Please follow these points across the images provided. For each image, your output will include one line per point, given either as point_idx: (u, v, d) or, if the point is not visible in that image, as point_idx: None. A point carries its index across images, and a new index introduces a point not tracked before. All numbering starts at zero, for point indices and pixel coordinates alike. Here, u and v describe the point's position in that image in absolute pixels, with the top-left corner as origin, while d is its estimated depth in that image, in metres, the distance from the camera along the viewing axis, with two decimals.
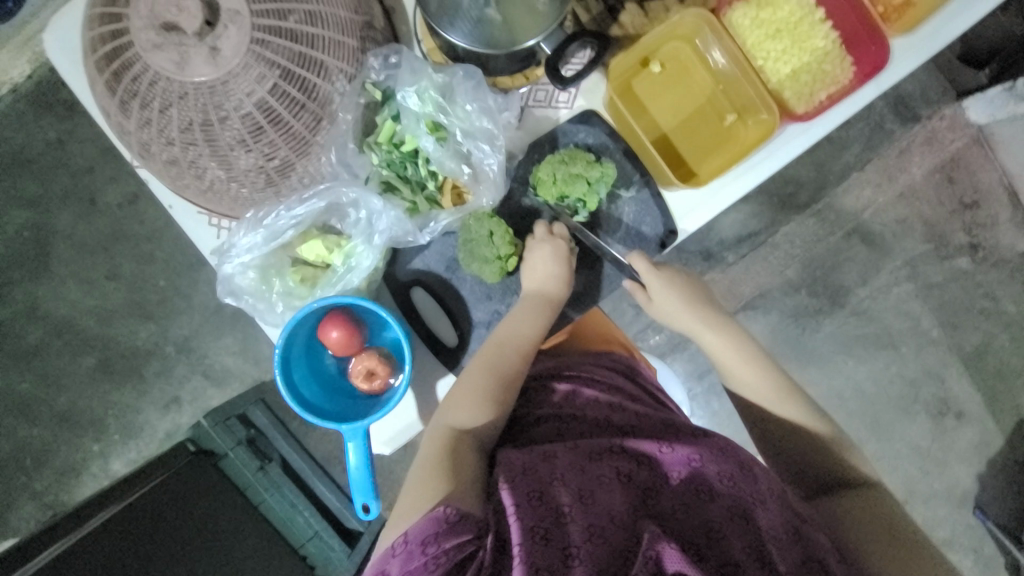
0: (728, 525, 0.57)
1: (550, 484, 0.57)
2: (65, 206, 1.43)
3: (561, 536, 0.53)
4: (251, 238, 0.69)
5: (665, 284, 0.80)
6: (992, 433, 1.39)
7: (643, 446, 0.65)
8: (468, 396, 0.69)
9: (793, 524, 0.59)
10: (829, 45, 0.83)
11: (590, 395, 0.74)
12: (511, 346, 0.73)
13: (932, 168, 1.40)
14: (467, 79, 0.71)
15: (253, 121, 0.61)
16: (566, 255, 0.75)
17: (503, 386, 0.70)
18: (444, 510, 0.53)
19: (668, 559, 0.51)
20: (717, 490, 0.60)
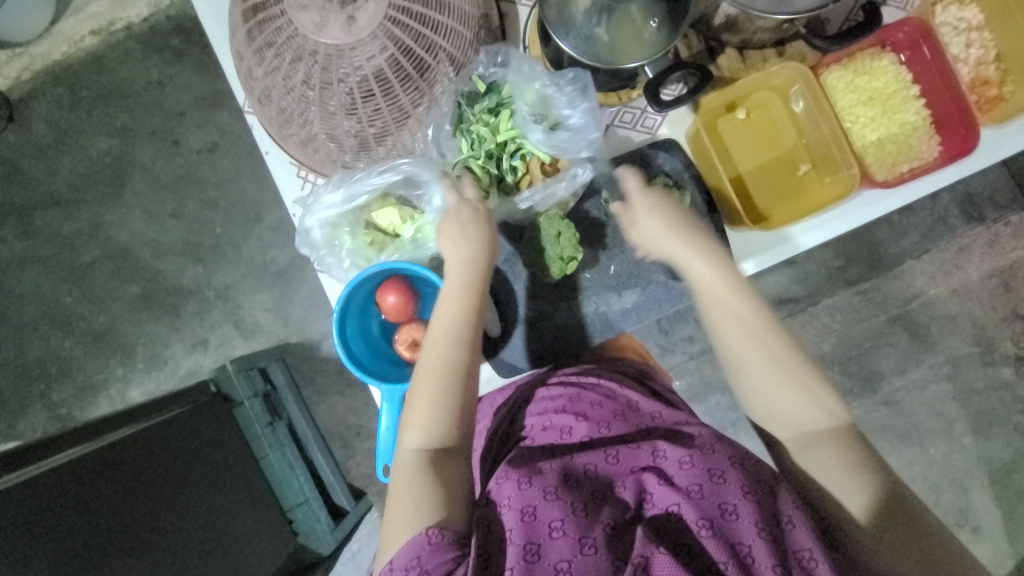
0: (719, 522, 0.53)
1: (543, 499, 0.56)
2: (149, 142, 1.52)
3: (549, 553, 0.52)
4: (332, 197, 0.73)
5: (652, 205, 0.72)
6: (1009, 558, 1.30)
7: (639, 454, 0.62)
8: (420, 414, 0.62)
9: (784, 515, 0.55)
10: (919, 121, 0.85)
11: (592, 399, 0.72)
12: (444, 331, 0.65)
13: (990, 272, 1.37)
14: (570, 85, 0.75)
15: (366, 86, 0.66)
16: (483, 214, 0.69)
17: (451, 379, 0.64)
18: (427, 532, 0.54)
19: (657, 567, 0.49)
20: (707, 486, 0.55)
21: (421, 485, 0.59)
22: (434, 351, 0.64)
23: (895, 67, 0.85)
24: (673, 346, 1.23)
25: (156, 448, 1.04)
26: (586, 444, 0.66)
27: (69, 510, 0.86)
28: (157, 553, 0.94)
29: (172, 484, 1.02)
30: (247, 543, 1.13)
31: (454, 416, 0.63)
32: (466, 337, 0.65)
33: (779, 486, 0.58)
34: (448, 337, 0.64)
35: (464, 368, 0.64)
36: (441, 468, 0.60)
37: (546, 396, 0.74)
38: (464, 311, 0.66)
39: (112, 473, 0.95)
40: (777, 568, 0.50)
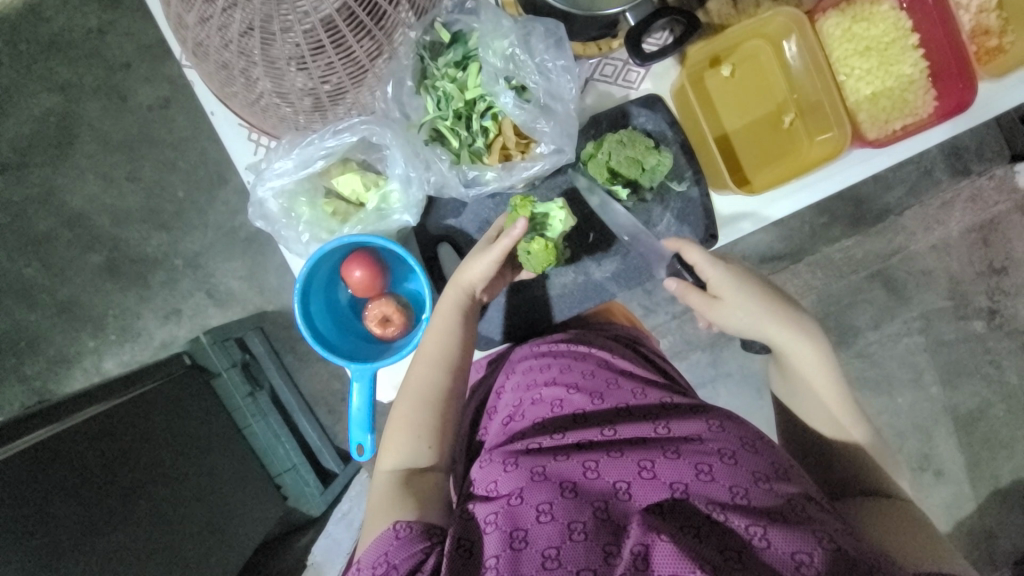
0: (729, 507, 0.52)
1: (530, 481, 0.56)
2: (95, 99, 1.40)
3: (537, 540, 0.51)
4: (283, 164, 0.68)
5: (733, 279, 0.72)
6: (965, 497, 1.38)
7: (638, 429, 0.61)
8: (399, 435, 0.67)
9: (798, 503, 0.54)
10: (916, 74, 0.80)
11: (584, 368, 0.70)
12: (433, 358, 0.68)
13: (971, 227, 1.37)
14: (547, 35, 0.67)
15: (314, 38, 0.58)
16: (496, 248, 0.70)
17: (434, 403, 0.67)
18: (396, 526, 0.55)
19: (656, 556, 0.48)
20: (718, 468, 0.55)
21: (390, 496, 0.62)
22: (415, 377, 0.68)
23: (894, 14, 0.80)
24: (655, 307, 1.22)
25: (141, 421, 1.03)
26: (579, 417, 0.64)
27: (54, 487, 0.85)
28: (148, 525, 0.95)
29: (160, 458, 1.02)
30: (238, 508, 1.14)
31: (432, 434, 0.66)
32: (447, 365, 0.68)
33: (792, 473, 0.59)
34: (436, 366, 0.68)
35: (443, 394, 0.68)
36: (412, 483, 0.63)
37: (534, 368, 0.72)
38: (451, 340, 0.68)
39: (96, 452, 0.93)
40: (798, 556, 0.48)
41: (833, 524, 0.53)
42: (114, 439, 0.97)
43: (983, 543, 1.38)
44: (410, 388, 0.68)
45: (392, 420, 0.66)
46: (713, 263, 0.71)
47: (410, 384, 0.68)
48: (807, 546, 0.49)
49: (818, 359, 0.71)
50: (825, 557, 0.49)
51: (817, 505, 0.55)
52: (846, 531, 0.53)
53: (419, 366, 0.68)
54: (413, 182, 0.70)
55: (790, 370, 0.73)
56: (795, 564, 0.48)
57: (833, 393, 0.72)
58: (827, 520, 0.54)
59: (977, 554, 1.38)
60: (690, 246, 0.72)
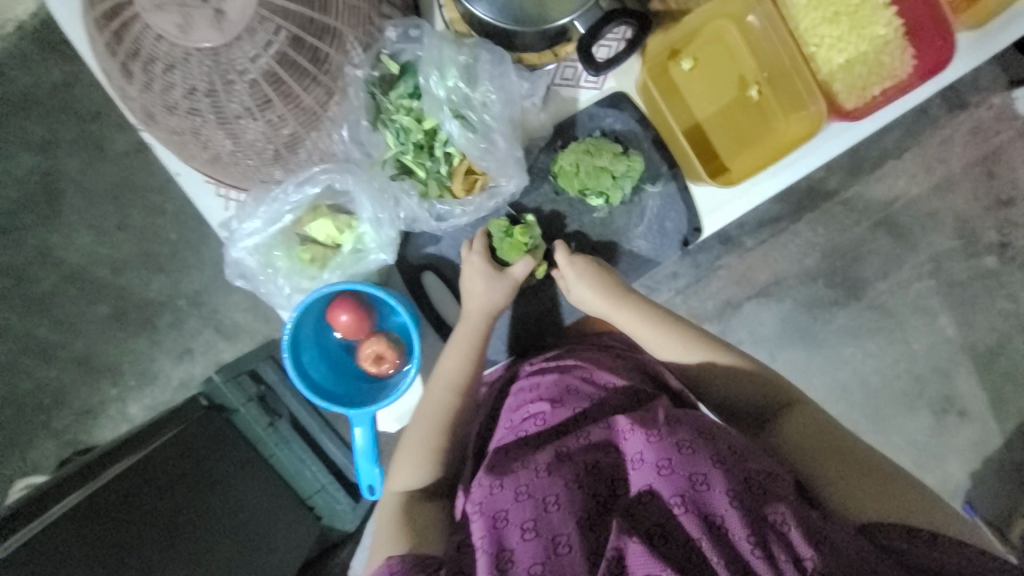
0: (689, 496, 0.53)
1: (514, 500, 0.57)
2: (74, 153, 1.41)
3: (521, 558, 0.53)
4: (252, 223, 0.68)
5: (590, 278, 0.74)
6: (991, 432, 1.37)
7: (608, 432, 0.62)
8: (411, 458, 0.70)
9: (758, 481, 0.55)
10: (890, 34, 0.77)
11: (568, 381, 0.71)
12: (443, 382, 0.71)
13: (973, 161, 1.33)
14: (492, 61, 0.68)
15: (260, 92, 0.57)
16: (494, 276, 0.71)
17: (446, 426, 0.71)
18: (389, 561, 0.57)
19: (630, 558, 0.50)
20: (677, 460, 0.56)
21: (395, 520, 0.65)
22: (429, 400, 0.71)
23: None
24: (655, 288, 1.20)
25: (160, 475, 1.04)
26: (562, 431, 0.67)
27: (79, 552, 0.86)
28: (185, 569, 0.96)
29: (185, 506, 1.03)
30: (272, 537, 1.17)
31: (441, 459, 0.70)
32: (462, 392, 0.71)
33: (754, 453, 0.59)
34: (446, 392, 0.71)
35: (454, 420, 0.71)
36: (417, 508, 0.67)
37: (525, 389, 0.73)
38: (462, 365, 0.72)
39: (117, 514, 0.94)
40: (752, 539, 0.51)
41: (792, 498, 0.55)
42: (137, 492, 0.99)
43: (1015, 477, 1.36)
44: (422, 411, 0.71)
45: (403, 442, 0.70)
46: (577, 266, 0.73)
47: (421, 409, 0.71)
48: (760, 528, 0.51)
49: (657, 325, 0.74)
50: (780, 539, 0.51)
51: (778, 481, 0.56)
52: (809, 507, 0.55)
53: (432, 390, 0.72)
54: (385, 223, 0.69)
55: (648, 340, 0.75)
56: (751, 546, 0.50)
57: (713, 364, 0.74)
58: (785, 494, 0.55)
59: (1010, 488, 1.36)
60: (563, 249, 0.74)
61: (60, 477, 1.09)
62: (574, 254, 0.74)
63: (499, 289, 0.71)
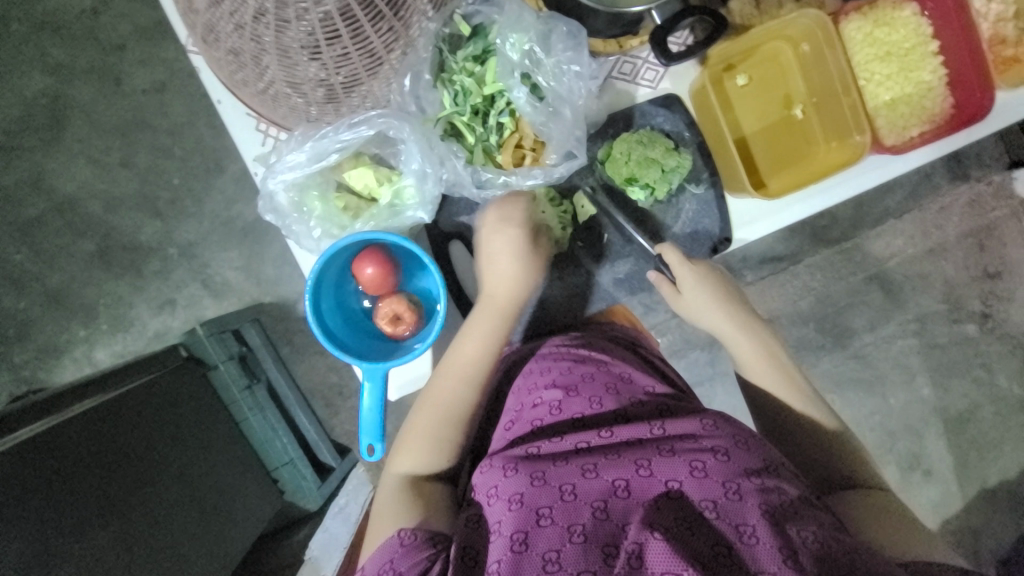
0: (721, 504, 0.53)
1: (530, 485, 0.57)
2: (88, 82, 1.36)
3: (537, 542, 0.52)
4: (295, 157, 0.69)
5: (698, 279, 0.78)
6: (952, 496, 1.41)
7: (636, 430, 0.62)
8: (419, 443, 0.68)
9: (790, 499, 0.54)
10: (934, 80, 0.80)
11: (586, 369, 0.70)
12: (463, 367, 0.70)
13: (967, 232, 1.38)
14: (569, 36, 0.68)
15: (329, 22, 0.57)
16: (530, 260, 0.74)
17: (463, 411, 0.69)
18: (402, 533, 0.57)
19: (650, 555, 0.48)
20: (711, 464, 0.56)
21: (399, 500, 0.64)
22: (442, 390, 0.70)
23: (916, 20, 0.80)
24: (656, 306, 1.20)
25: (123, 421, 0.95)
26: (578, 422, 0.65)
27: (20, 496, 0.76)
28: (130, 532, 0.87)
29: (143, 460, 0.94)
30: (232, 505, 1.09)
31: (452, 444, 0.69)
32: (477, 384, 0.70)
33: (785, 469, 0.59)
34: (467, 377, 0.70)
35: (470, 409, 0.70)
36: (425, 486, 0.66)
37: (535, 372, 0.72)
38: (485, 351, 0.71)
39: (69, 459, 0.84)
40: (784, 550, 0.49)
41: (822, 521, 0.54)
42: (105, 432, 0.91)
43: (967, 542, 1.40)
44: (436, 391, 0.70)
45: (415, 422, 0.69)
46: (688, 264, 0.77)
47: (436, 390, 0.70)
48: (791, 542, 0.49)
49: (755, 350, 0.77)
50: (811, 557, 0.49)
51: (810, 502, 0.55)
52: (840, 528, 0.54)
53: (450, 375, 0.70)
54: (429, 178, 0.70)
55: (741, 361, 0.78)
56: (783, 557, 0.48)
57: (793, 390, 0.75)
58: (817, 517, 0.54)
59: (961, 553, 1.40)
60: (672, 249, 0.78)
61: (6, 410, 0.98)
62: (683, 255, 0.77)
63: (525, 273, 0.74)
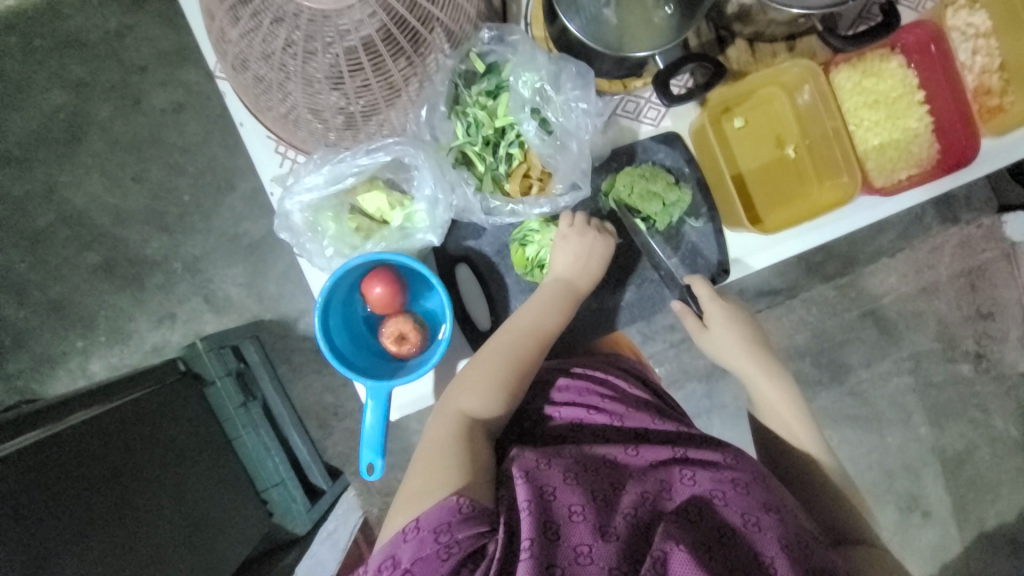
0: (741, 532, 0.55)
1: (564, 481, 0.57)
2: (108, 100, 1.41)
3: (570, 536, 0.52)
4: (313, 179, 0.72)
5: (725, 316, 0.82)
6: (951, 539, 1.39)
7: (658, 451, 0.65)
8: (479, 386, 0.69)
9: (804, 537, 0.57)
10: (921, 128, 0.84)
11: (607, 390, 0.74)
12: (529, 329, 0.73)
13: (959, 273, 1.41)
14: (577, 75, 0.73)
15: (353, 55, 0.61)
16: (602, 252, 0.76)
17: (523, 371, 0.70)
18: (459, 499, 0.54)
19: (674, 562, 0.50)
20: (732, 494, 0.59)
21: (458, 438, 0.63)
22: (508, 338, 0.72)
23: (903, 71, 0.84)
24: (654, 335, 1.21)
25: (121, 434, 0.95)
26: (598, 437, 0.69)
27: (14, 507, 0.75)
28: (120, 548, 0.86)
29: (138, 475, 0.94)
30: (220, 525, 1.07)
31: (506, 401, 0.69)
32: (540, 342, 0.73)
33: (799, 512, 0.62)
34: (531, 340, 0.72)
35: (528, 371, 0.71)
36: (477, 435, 0.65)
37: (556, 386, 0.75)
38: (549, 319, 0.74)
39: (63, 472, 0.83)
40: None
41: (831, 564, 0.56)
42: (103, 443, 0.91)
43: None
44: (500, 345, 0.71)
45: (476, 370, 0.69)
46: (716, 300, 0.81)
47: (498, 346, 0.72)
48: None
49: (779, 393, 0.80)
50: None
51: (819, 544, 0.58)
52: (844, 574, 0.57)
53: (514, 334, 0.72)
54: (440, 204, 0.73)
55: (758, 404, 0.81)
56: None
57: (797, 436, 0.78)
58: (825, 557, 0.57)
59: None
60: (702, 283, 0.81)
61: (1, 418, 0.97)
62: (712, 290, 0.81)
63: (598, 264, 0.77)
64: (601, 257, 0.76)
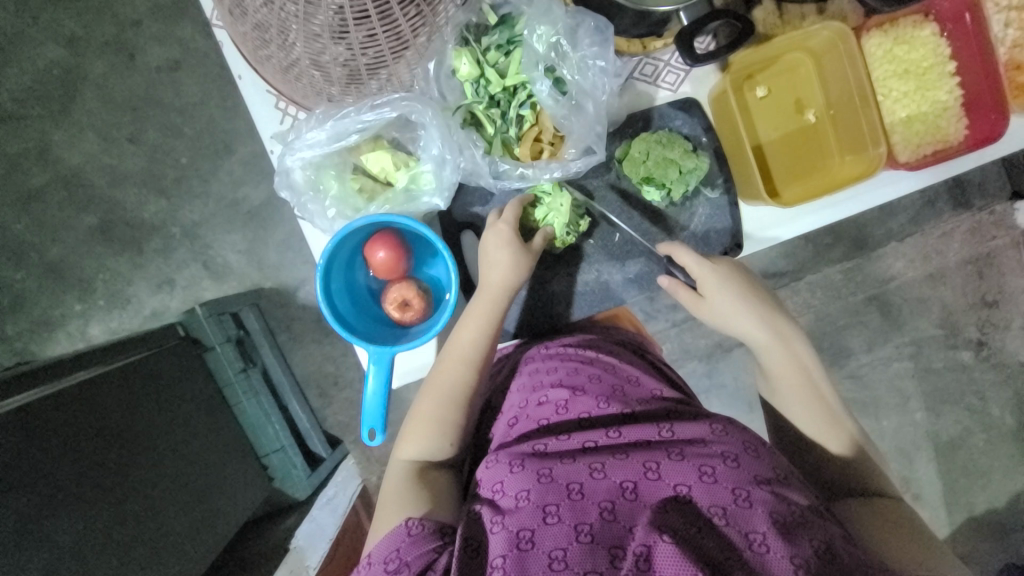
0: (731, 510, 0.55)
1: (537, 484, 0.58)
2: (103, 57, 1.35)
3: (543, 541, 0.53)
4: (315, 134, 0.70)
5: (720, 279, 0.77)
6: (939, 521, 1.41)
7: (644, 432, 0.63)
8: (422, 426, 0.70)
9: (798, 508, 0.56)
10: (950, 101, 0.81)
11: (592, 371, 0.72)
12: (457, 352, 0.71)
13: (967, 259, 1.39)
14: (596, 31, 0.69)
15: (360, 3, 0.57)
16: (524, 247, 0.72)
17: (462, 390, 0.70)
18: (409, 524, 0.58)
19: (658, 556, 0.50)
20: (720, 470, 0.58)
21: (405, 489, 0.65)
22: (441, 374, 0.71)
23: (935, 40, 0.80)
24: (656, 313, 1.20)
25: (118, 395, 0.94)
26: (584, 422, 0.66)
27: (15, 463, 0.75)
28: (120, 507, 0.87)
29: (138, 437, 0.94)
30: (218, 485, 1.07)
31: (453, 431, 0.70)
32: (474, 364, 0.71)
33: (794, 480, 0.61)
34: (461, 363, 0.71)
35: (468, 393, 0.71)
36: (428, 476, 0.67)
37: (541, 370, 0.74)
38: (480, 334, 0.72)
39: (64, 431, 0.83)
40: (794, 559, 0.51)
41: (828, 534, 0.55)
42: (101, 403, 0.90)
43: None
44: (433, 381, 0.71)
45: (416, 411, 0.70)
46: (707, 264, 0.76)
47: (434, 378, 0.71)
48: (800, 555, 0.51)
49: (796, 360, 0.76)
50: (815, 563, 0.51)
51: (817, 513, 0.58)
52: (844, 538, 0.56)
53: (447, 362, 0.71)
54: (447, 164, 0.71)
55: (770, 369, 0.77)
56: (794, 566, 0.50)
57: (828, 421, 0.75)
58: (824, 527, 0.56)
59: None
60: (682, 250, 0.77)
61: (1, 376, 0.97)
62: (699, 255, 0.77)
63: (524, 254, 0.72)
64: (526, 256, 0.72)
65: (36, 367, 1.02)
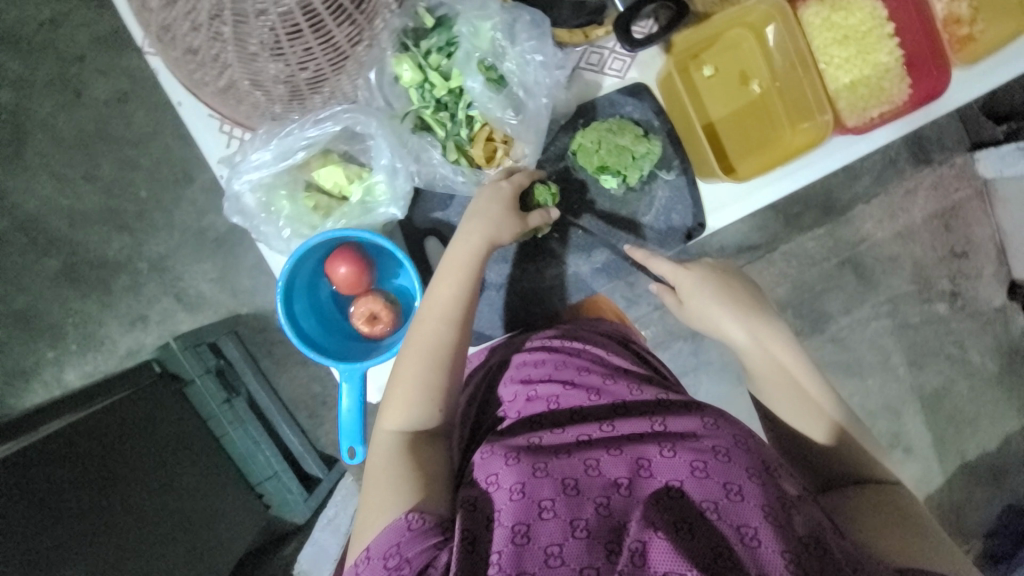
0: (723, 504, 0.55)
1: (533, 476, 0.57)
2: (48, 95, 1.31)
3: (539, 536, 0.52)
4: (260, 156, 0.69)
5: (695, 281, 0.83)
6: (932, 471, 1.45)
7: (636, 426, 0.64)
8: (406, 394, 0.66)
9: (786, 498, 0.57)
10: (891, 62, 0.82)
11: (580, 364, 0.72)
12: (437, 311, 0.68)
13: (933, 214, 1.42)
14: (533, 25, 0.70)
15: (290, 19, 0.56)
16: (509, 200, 0.71)
17: (444, 351, 0.67)
18: (408, 517, 0.56)
19: (652, 552, 0.50)
20: (713, 464, 0.58)
21: (397, 464, 0.62)
22: (421, 333, 0.68)
23: (871, 3, 0.82)
24: (637, 300, 1.19)
25: (95, 441, 0.91)
26: (576, 413, 0.67)
27: None
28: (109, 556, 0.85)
29: (122, 482, 0.91)
30: (214, 519, 1.05)
31: (438, 396, 0.67)
32: (456, 322, 0.68)
33: (783, 472, 0.62)
34: (442, 322, 0.68)
35: (451, 354, 0.68)
36: (418, 449, 0.64)
37: (528, 363, 0.74)
38: (458, 290, 0.69)
39: (39, 488, 0.81)
40: (786, 554, 0.51)
41: (816, 522, 0.57)
42: (79, 451, 0.88)
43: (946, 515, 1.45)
44: (415, 344, 0.67)
45: (399, 376, 0.67)
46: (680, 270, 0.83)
47: (415, 340, 0.68)
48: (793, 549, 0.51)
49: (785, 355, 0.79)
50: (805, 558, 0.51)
51: (805, 504, 0.59)
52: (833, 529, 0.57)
53: (427, 322, 0.68)
54: (399, 173, 0.71)
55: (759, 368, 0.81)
56: (783, 561, 0.50)
57: (809, 411, 0.77)
58: (812, 516, 0.57)
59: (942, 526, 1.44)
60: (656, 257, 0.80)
61: None
62: (674, 262, 0.83)
63: (501, 206, 0.70)
64: (501, 207, 0.70)
65: (9, 420, 0.99)
